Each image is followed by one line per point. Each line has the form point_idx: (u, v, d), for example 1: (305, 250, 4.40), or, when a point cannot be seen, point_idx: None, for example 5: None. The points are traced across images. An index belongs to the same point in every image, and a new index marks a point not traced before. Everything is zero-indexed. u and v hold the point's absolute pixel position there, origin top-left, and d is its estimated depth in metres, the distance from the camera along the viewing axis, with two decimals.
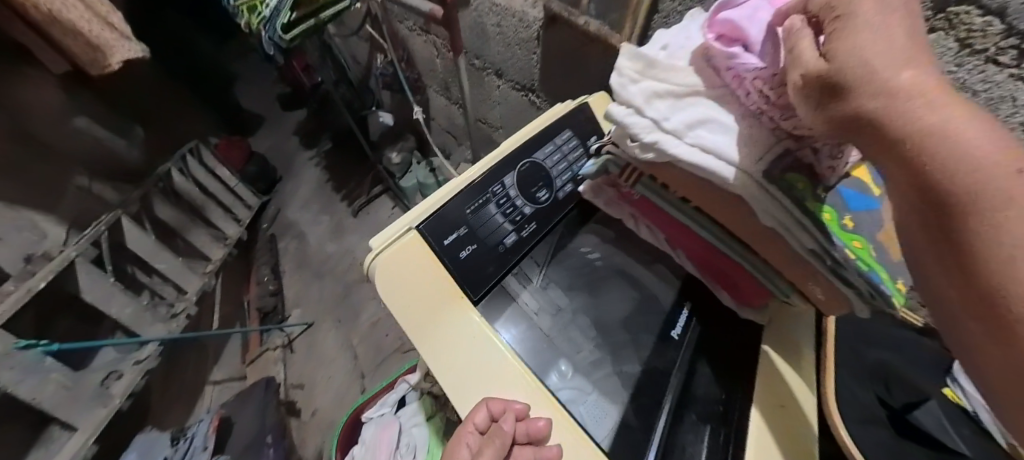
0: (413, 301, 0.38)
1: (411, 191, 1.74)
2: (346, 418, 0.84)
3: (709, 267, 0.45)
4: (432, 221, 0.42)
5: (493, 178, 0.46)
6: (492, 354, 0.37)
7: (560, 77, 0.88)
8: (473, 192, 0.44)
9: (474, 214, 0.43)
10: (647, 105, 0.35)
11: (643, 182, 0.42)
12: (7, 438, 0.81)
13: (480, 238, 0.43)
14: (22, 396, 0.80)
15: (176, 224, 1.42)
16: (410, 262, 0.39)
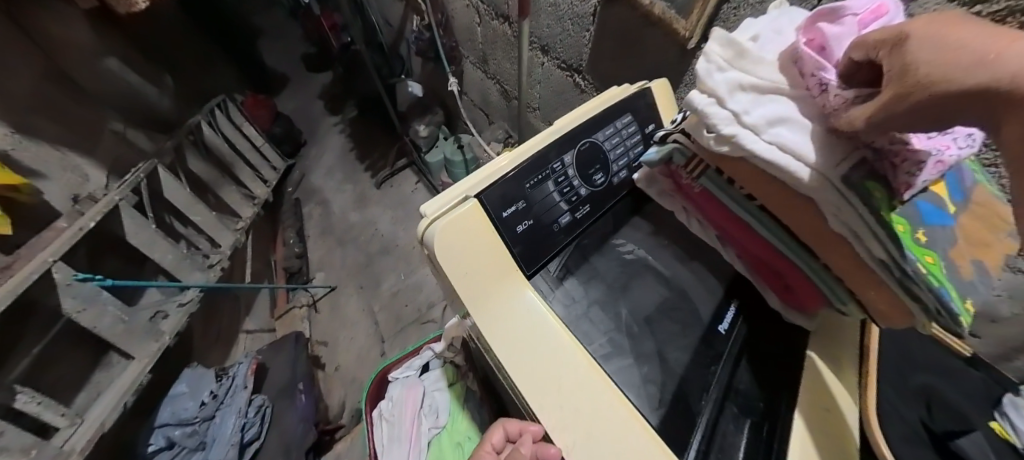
0: (469, 268, 0.39)
1: (436, 167, 1.67)
2: (375, 376, 0.89)
3: (761, 267, 0.44)
4: (493, 192, 0.42)
5: (553, 155, 0.46)
6: (543, 329, 0.38)
7: (610, 60, 0.85)
8: (534, 167, 0.44)
9: (532, 189, 0.44)
10: (730, 97, 0.34)
11: (707, 174, 0.41)
12: (68, 358, 0.88)
13: (537, 214, 0.43)
14: (83, 323, 0.86)
15: (209, 179, 1.47)
16: (469, 230, 0.40)
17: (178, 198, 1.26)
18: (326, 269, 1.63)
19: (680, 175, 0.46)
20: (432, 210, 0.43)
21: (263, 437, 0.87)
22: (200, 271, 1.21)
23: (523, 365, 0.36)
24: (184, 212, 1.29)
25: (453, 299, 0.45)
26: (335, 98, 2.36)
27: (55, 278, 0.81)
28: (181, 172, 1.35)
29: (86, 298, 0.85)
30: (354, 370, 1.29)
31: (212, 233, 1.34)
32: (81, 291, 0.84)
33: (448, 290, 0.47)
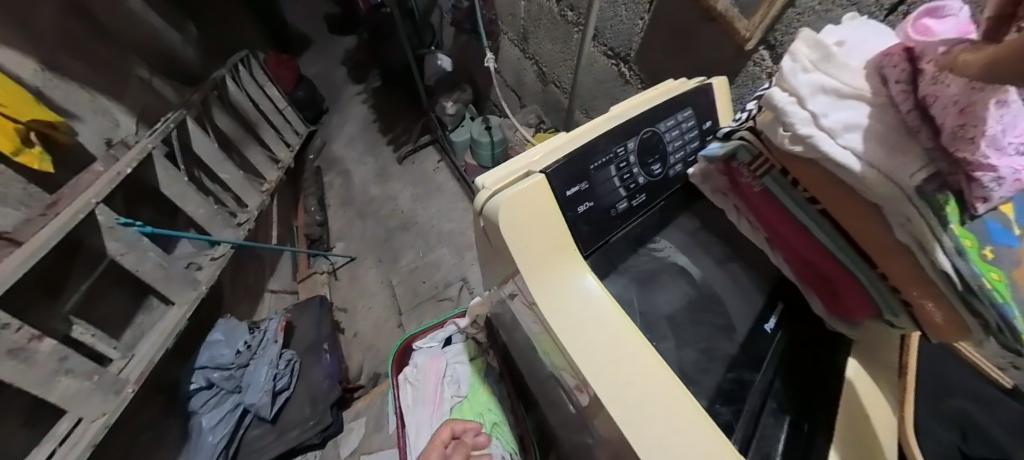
0: (531, 243, 0.41)
1: (461, 146, 1.66)
2: (399, 344, 0.91)
3: (809, 273, 0.45)
4: (559, 171, 0.43)
5: (616, 141, 0.47)
6: (597, 308, 0.40)
7: (660, 53, 0.85)
8: (600, 151, 0.46)
9: (595, 172, 0.45)
10: (811, 98, 0.34)
11: (771, 174, 0.42)
12: (113, 296, 0.92)
13: (597, 197, 0.45)
14: (127, 265, 0.90)
15: (235, 137, 1.48)
16: (532, 206, 0.41)
17: (207, 153, 1.27)
18: (346, 239, 1.64)
19: (738, 173, 0.47)
20: (494, 182, 0.44)
21: (292, 388, 0.95)
22: (230, 228, 1.23)
23: (579, 338, 0.38)
24: (212, 167, 1.30)
25: (508, 270, 0.47)
26: (359, 68, 2.37)
27: (99, 220, 0.84)
28: (209, 126, 1.36)
29: (127, 243, 0.89)
30: (372, 337, 1.32)
31: (238, 191, 1.37)
32: (122, 235, 0.88)
33: (502, 263, 0.50)
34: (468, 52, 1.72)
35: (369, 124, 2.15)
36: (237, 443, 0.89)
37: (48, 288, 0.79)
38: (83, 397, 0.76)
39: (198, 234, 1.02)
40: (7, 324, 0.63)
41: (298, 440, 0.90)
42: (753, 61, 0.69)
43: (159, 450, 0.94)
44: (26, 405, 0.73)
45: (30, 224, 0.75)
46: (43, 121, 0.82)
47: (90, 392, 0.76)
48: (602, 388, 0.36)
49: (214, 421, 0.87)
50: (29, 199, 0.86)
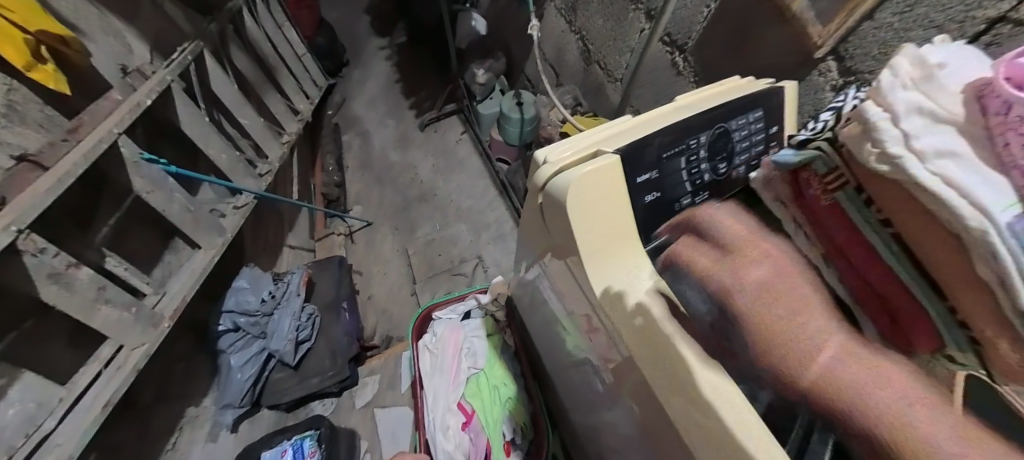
0: (592, 226, 0.41)
1: (488, 120, 1.63)
2: (422, 310, 0.97)
3: (864, 293, 0.44)
4: (632, 156, 0.42)
5: (689, 133, 0.45)
6: (652, 299, 0.40)
7: (721, 47, 0.83)
8: (673, 140, 0.44)
9: (666, 161, 0.44)
10: (905, 116, 0.29)
11: (845, 191, 0.42)
12: (139, 234, 0.92)
13: (664, 189, 0.44)
14: (153, 205, 0.88)
15: (255, 81, 1.42)
16: (602, 189, 0.41)
17: (226, 94, 1.22)
18: (363, 203, 1.63)
19: (807, 186, 0.46)
20: (558, 159, 0.44)
21: (313, 339, 0.99)
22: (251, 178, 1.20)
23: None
24: (232, 110, 1.25)
25: (562, 247, 0.47)
26: (385, 24, 2.29)
27: (122, 154, 0.80)
28: (230, 65, 1.30)
29: (152, 180, 0.86)
30: (385, 302, 1.34)
31: (257, 139, 1.33)
32: (148, 172, 0.85)
33: (553, 240, 0.50)
34: (505, 18, 1.65)
35: (392, 86, 2.09)
36: (262, 383, 0.94)
37: (79, 217, 0.78)
38: (121, 327, 0.77)
39: (222, 179, 1.01)
40: (46, 248, 0.63)
41: (318, 386, 0.97)
42: (819, 71, 0.67)
43: (189, 383, 0.97)
44: (67, 327, 0.75)
45: (53, 149, 0.73)
46: (51, 33, 0.70)
47: (130, 322, 0.78)
48: None
49: (241, 361, 0.90)
50: (49, 123, 0.76)
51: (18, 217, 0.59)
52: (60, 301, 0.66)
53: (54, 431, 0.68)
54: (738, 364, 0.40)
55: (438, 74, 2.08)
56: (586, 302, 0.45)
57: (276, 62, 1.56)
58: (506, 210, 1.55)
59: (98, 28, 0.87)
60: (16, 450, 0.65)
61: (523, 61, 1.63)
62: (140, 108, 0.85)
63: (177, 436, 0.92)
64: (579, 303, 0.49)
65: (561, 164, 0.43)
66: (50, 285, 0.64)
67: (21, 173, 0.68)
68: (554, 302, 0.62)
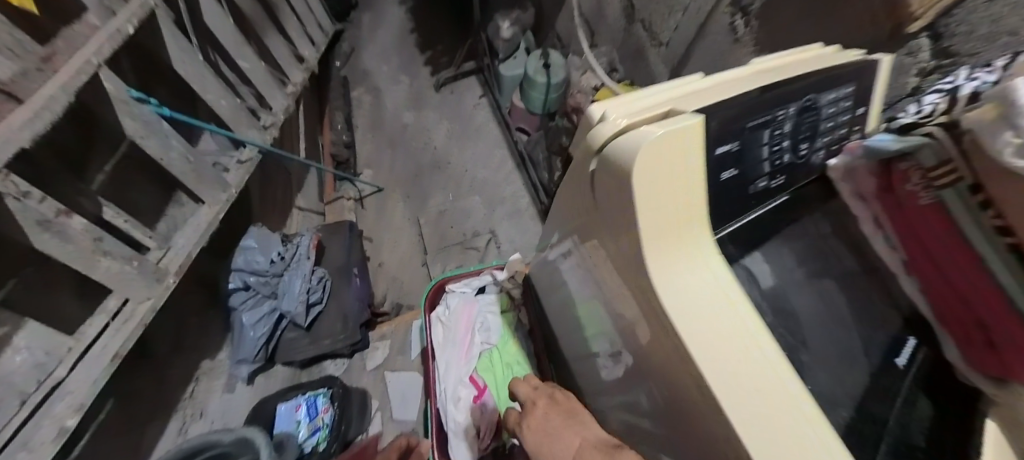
0: (658, 209, 0.30)
1: (509, 83, 1.51)
2: (434, 282, 0.95)
3: (951, 313, 0.38)
4: (717, 118, 0.30)
5: (776, 102, 0.36)
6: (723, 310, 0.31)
7: (793, 10, 0.72)
8: (759, 104, 0.34)
9: (753, 131, 0.33)
10: None
11: (957, 188, 0.33)
12: (139, 189, 0.88)
13: (747, 167, 0.34)
14: (149, 151, 0.80)
15: (258, 23, 1.30)
16: (676, 159, 0.29)
17: (226, 34, 1.10)
18: (374, 167, 1.56)
19: (912, 179, 0.37)
20: (625, 114, 0.35)
21: (324, 303, 0.96)
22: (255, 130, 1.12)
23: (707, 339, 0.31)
24: (231, 51, 1.13)
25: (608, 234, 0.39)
26: None
27: (108, 92, 0.72)
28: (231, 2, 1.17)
29: (145, 124, 0.78)
30: (396, 270, 1.31)
31: (260, 88, 1.22)
32: (138, 112, 0.77)
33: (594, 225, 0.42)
34: None
35: (406, 40, 1.94)
36: (275, 341, 0.92)
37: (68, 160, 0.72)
38: (123, 280, 0.72)
39: (220, 129, 0.93)
40: (30, 192, 0.57)
41: (330, 348, 0.95)
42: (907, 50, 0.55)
43: (201, 340, 0.94)
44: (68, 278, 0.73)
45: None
46: None
47: (133, 275, 0.74)
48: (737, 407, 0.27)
49: (253, 319, 0.88)
50: None
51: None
52: (54, 249, 0.62)
53: (66, 379, 0.64)
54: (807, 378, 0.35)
55: (456, 30, 1.93)
56: (631, 302, 0.38)
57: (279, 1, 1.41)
58: (523, 184, 1.47)
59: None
60: (28, 395, 0.60)
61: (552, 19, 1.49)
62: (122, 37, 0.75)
63: (195, 386, 0.90)
64: (623, 299, 0.41)
65: (623, 124, 0.35)
66: (41, 232, 0.59)
67: None
68: (582, 286, 0.59)
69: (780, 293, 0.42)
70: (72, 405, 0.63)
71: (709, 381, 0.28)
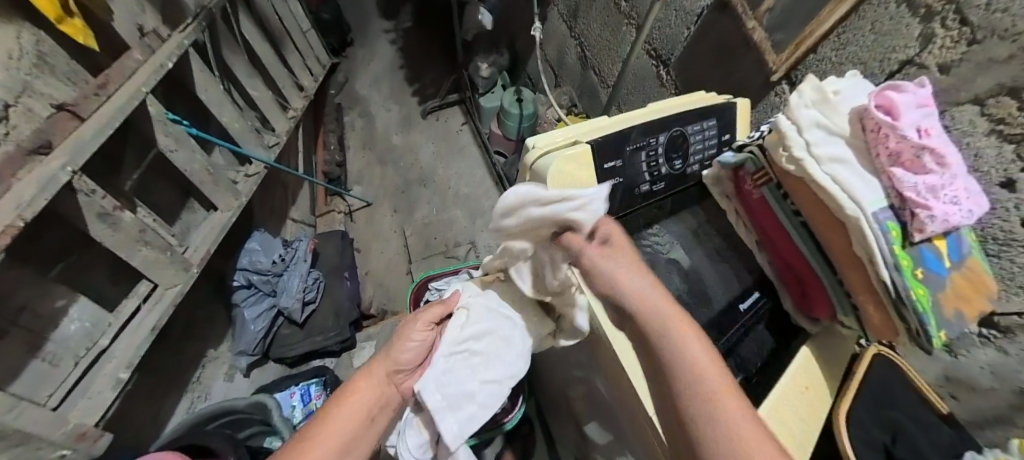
0: None
1: (489, 112, 1.64)
2: (419, 280, 1.04)
3: (787, 276, 0.53)
4: (600, 145, 0.50)
5: (651, 132, 0.55)
6: None
7: (699, 65, 0.87)
8: (632, 143, 0.53)
9: (629, 154, 0.53)
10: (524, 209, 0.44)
11: (769, 187, 0.50)
12: (164, 197, 0.91)
13: (626, 175, 0.53)
14: (177, 163, 0.86)
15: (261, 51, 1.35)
16: (566, 177, 0.48)
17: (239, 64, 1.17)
18: (364, 182, 1.63)
19: (745, 182, 0.54)
20: (545, 145, 0.51)
21: (318, 301, 1.09)
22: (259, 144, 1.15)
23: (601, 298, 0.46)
24: (241, 80, 1.17)
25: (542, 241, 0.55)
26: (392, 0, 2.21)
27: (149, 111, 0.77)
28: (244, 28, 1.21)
29: (177, 139, 0.84)
30: (383, 277, 1.40)
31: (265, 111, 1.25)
32: (173, 130, 0.82)
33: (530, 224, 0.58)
34: (513, 14, 1.62)
35: (396, 71, 1.98)
36: (270, 337, 1.03)
37: (109, 162, 0.76)
38: (159, 266, 0.79)
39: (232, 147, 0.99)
40: (95, 190, 0.64)
41: (319, 345, 1.07)
42: (775, 93, 0.71)
43: (207, 329, 0.98)
44: (106, 259, 0.77)
45: (88, 101, 0.67)
46: None
47: (165, 262, 0.80)
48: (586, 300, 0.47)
49: (254, 314, 0.98)
50: (75, 77, 0.71)
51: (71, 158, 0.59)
52: (107, 237, 0.68)
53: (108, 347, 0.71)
54: None
55: (435, 57, 2.04)
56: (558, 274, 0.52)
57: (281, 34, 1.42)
58: None
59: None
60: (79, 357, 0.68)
61: (527, 56, 1.60)
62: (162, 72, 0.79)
63: (202, 371, 0.94)
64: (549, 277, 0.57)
65: (546, 149, 0.51)
66: (98, 224, 0.66)
67: (59, 121, 0.63)
68: None
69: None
70: (122, 363, 0.70)
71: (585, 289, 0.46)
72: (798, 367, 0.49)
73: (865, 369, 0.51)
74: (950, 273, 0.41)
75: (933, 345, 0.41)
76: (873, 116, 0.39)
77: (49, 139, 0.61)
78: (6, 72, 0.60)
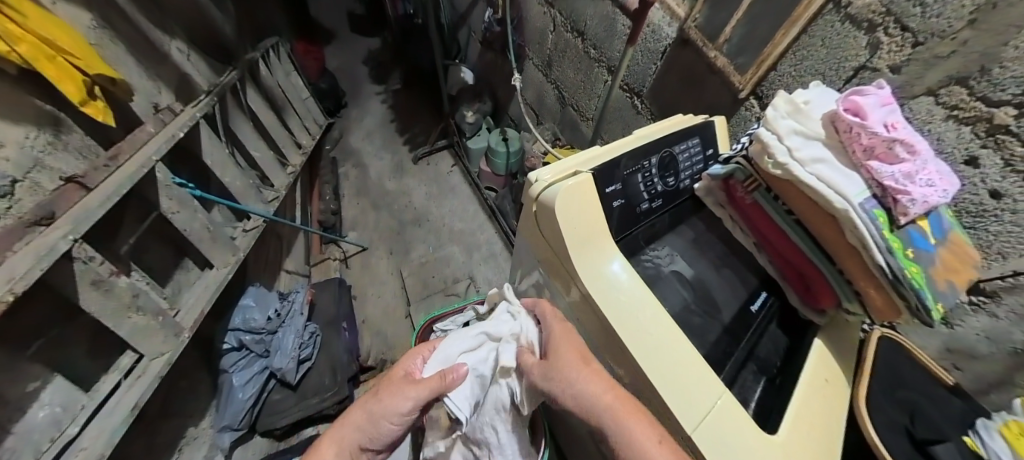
0: (579, 231, 0.49)
1: (477, 153, 1.69)
2: (423, 323, 0.98)
3: (789, 273, 0.55)
4: (600, 171, 0.53)
5: (642, 156, 0.58)
6: (609, 278, 0.49)
7: (670, 95, 0.94)
8: (627, 166, 0.56)
9: (626, 176, 0.55)
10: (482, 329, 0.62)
11: (760, 191, 0.52)
12: (162, 260, 0.89)
13: (627, 196, 0.55)
14: (177, 223, 0.86)
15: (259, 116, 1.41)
16: (573, 203, 0.49)
17: (243, 128, 1.21)
18: (359, 227, 1.62)
19: (736, 190, 0.57)
20: (548, 176, 0.53)
21: (314, 358, 1.03)
22: (257, 199, 1.16)
23: (618, 312, 0.46)
24: (244, 142, 1.21)
25: (552, 267, 0.55)
26: (382, 64, 2.37)
27: (156, 177, 0.81)
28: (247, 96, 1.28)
29: (179, 202, 0.87)
30: (381, 324, 1.34)
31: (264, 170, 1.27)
32: (177, 193, 0.86)
33: (538, 252, 0.59)
34: (491, 67, 1.74)
35: (386, 124, 2.06)
36: (260, 404, 0.96)
37: (105, 228, 0.75)
38: (146, 334, 0.76)
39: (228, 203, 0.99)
40: (93, 256, 0.65)
41: (315, 407, 0.98)
42: (746, 108, 0.77)
43: (190, 402, 0.90)
44: (88, 333, 0.71)
45: (97, 172, 0.72)
46: (107, 76, 0.75)
47: (156, 329, 0.77)
48: (604, 317, 0.47)
49: (243, 379, 0.92)
50: (87, 150, 0.79)
51: (71, 228, 0.61)
52: (96, 306, 0.66)
53: (78, 436, 0.65)
54: (695, 314, 0.52)
55: (422, 109, 2.13)
56: (573, 296, 0.52)
57: (284, 103, 1.51)
58: (496, 233, 1.61)
59: (148, 61, 0.96)
60: (44, 451, 0.61)
61: (508, 101, 1.70)
62: (173, 142, 0.86)
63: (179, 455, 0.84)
64: (563, 302, 0.57)
65: (550, 180, 0.52)
66: (91, 291, 0.65)
67: (67, 193, 0.68)
68: None
69: (698, 281, 0.57)
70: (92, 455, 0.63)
71: (602, 305, 0.47)
72: (814, 361, 0.50)
73: (875, 348, 0.54)
74: (937, 248, 0.43)
75: (934, 321, 0.42)
76: (843, 119, 0.42)
77: (52, 211, 0.65)
78: (22, 150, 0.67)
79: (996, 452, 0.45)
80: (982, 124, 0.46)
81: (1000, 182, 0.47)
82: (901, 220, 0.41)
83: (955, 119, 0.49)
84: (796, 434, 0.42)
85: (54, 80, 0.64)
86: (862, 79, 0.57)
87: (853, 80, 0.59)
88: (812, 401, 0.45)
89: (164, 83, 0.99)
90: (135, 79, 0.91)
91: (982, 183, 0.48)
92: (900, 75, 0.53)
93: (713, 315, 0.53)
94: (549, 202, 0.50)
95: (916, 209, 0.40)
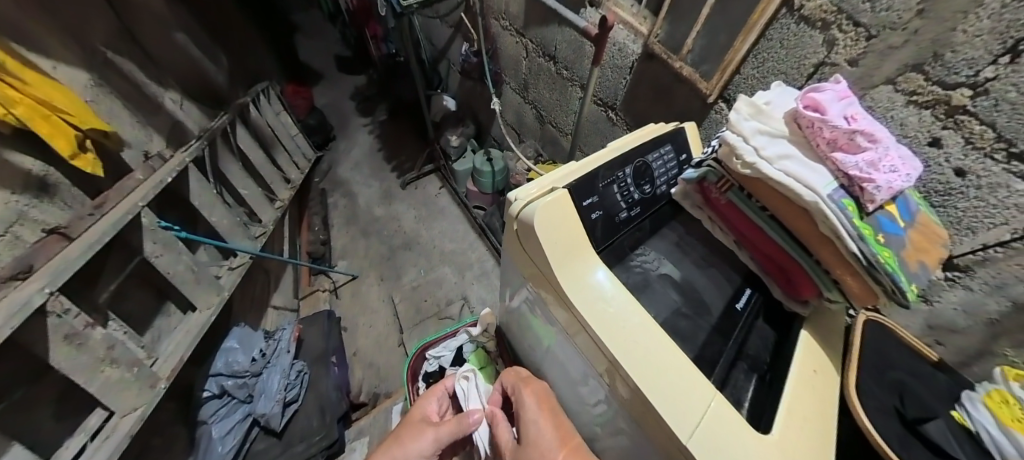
0: (559, 244, 0.50)
1: (463, 175, 1.71)
2: (416, 349, 0.94)
3: (771, 267, 0.55)
4: (575, 186, 0.53)
5: (616, 167, 0.59)
6: (592, 289, 0.49)
7: (643, 105, 0.96)
8: (602, 177, 0.57)
9: (603, 188, 0.56)
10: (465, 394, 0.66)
11: (733, 191, 0.53)
12: (143, 307, 0.88)
13: (605, 207, 0.56)
14: (160, 266, 0.85)
15: None
16: (552, 219, 0.50)
17: (233, 168, 1.23)
18: (349, 256, 1.61)
19: (711, 191, 0.58)
20: (526, 195, 0.53)
21: (300, 400, 1.00)
22: (243, 235, 1.14)
23: (604, 322, 0.46)
24: (234, 182, 1.22)
25: (539, 282, 0.55)
26: (368, 98, 2.43)
27: (142, 221, 0.81)
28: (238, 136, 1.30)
29: (165, 244, 0.86)
30: (373, 355, 1.32)
31: (253, 206, 1.27)
32: (162, 237, 0.84)
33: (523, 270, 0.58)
34: (470, 93, 1.78)
35: (374, 153, 2.09)
36: (242, 455, 0.92)
37: (86, 278, 0.74)
38: (121, 387, 0.74)
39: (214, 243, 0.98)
40: (69, 308, 0.64)
41: (303, 454, 0.94)
42: (716, 110, 0.79)
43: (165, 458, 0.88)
44: (58, 392, 0.69)
45: (81, 221, 0.72)
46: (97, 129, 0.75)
47: (127, 383, 0.75)
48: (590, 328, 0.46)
49: (223, 430, 0.90)
50: (74, 200, 0.79)
51: (48, 280, 0.61)
52: (69, 361, 0.65)
53: None
54: (680, 317, 0.52)
55: (408, 136, 2.17)
56: (560, 309, 0.52)
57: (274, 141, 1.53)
58: (486, 251, 1.61)
59: (142, 112, 0.98)
60: None
61: (490, 124, 1.73)
62: (161, 187, 0.86)
63: None
64: (551, 315, 0.56)
65: (527, 199, 0.53)
66: (63, 345, 0.64)
67: (47, 244, 0.67)
68: None
69: (681, 282, 0.57)
70: None
71: (586, 315, 0.46)
72: (801, 355, 0.49)
73: (862, 335, 0.55)
74: (906, 231, 0.44)
75: (911, 301, 0.43)
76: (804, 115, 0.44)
77: (30, 264, 0.64)
78: (6, 205, 0.68)
79: (980, 421, 0.45)
80: (936, 106, 0.49)
81: (959, 161, 0.49)
82: (869, 207, 0.42)
83: (913, 103, 0.51)
84: (788, 431, 0.40)
85: (46, 136, 0.65)
86: (822, 75, 0.60)
87: (813, 76, 0.61)
88: (802, 398, 0.44)
89: (155, 130, 1.01)
90: (127, 131, 0.93)
91: (943, 162, 0.50)
92: (858, 68, 0.56)
93: (699, 316, 0.53)
94: (528, 219, 0.50)
95: (881, 195, 0.41)
